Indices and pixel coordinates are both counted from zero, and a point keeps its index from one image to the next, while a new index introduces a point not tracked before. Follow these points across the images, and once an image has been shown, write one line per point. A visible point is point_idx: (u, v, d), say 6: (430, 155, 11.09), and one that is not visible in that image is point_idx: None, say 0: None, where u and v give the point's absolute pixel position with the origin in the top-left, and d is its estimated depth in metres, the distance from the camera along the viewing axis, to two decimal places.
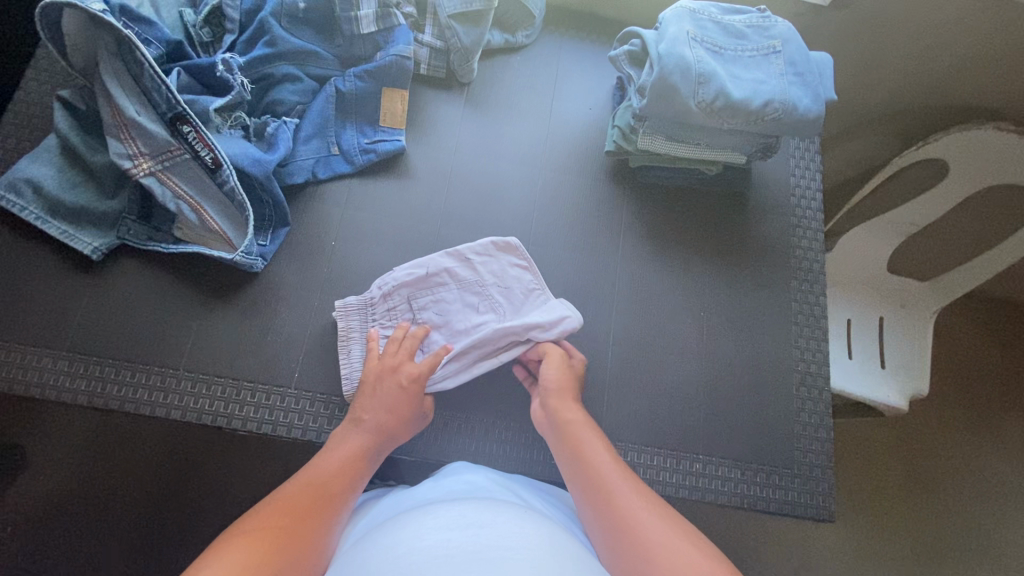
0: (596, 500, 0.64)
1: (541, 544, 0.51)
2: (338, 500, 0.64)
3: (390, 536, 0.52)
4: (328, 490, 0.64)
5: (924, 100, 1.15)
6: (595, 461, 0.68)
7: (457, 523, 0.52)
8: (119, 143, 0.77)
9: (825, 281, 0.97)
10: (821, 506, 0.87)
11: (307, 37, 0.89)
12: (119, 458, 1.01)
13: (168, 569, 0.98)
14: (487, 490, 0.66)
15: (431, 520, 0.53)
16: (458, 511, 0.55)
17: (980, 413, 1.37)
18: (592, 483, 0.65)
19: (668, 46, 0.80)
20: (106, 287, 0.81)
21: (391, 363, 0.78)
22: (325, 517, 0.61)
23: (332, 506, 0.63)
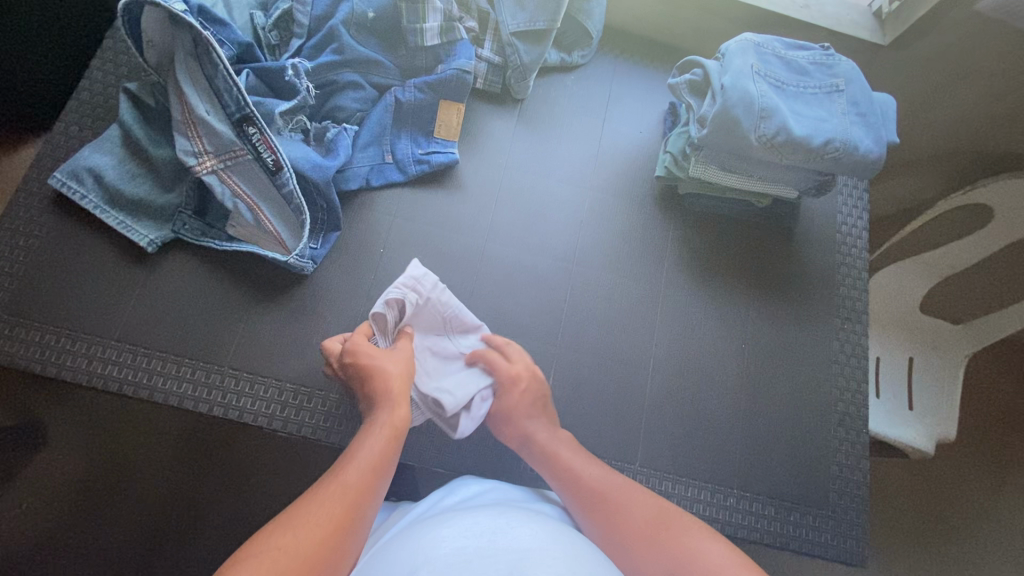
0: (594, 510, 0.66)
1: (562, 552, 0.51)
2: (370, 509, 0.58)
3: (407, 546, 0.52)
4: (360, 496, 0.58)
5: (975, 145, 1.14)
6: (585, 472, 0.70)
7: (472, 531, 0.52)
8: (186, 140, 0.79)
9: (866, 321, 0.96)
10: (853, 550, 0.86)
11: (371, 46, 0.90)
12: (148, 447, 1.02)
13: (190, 561, 0.98)
14: (501, 500, 0.66)
15: (449, 528, 0.53)
16: (476, 518, 0.55)
17: (1009, 462, 1.35)
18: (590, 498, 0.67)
19: (733, 78, 0.80)
20: (157, 279, 0.82)
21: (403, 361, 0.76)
22: (357, 532, 0.55)
23: (365, 514, 0.57)
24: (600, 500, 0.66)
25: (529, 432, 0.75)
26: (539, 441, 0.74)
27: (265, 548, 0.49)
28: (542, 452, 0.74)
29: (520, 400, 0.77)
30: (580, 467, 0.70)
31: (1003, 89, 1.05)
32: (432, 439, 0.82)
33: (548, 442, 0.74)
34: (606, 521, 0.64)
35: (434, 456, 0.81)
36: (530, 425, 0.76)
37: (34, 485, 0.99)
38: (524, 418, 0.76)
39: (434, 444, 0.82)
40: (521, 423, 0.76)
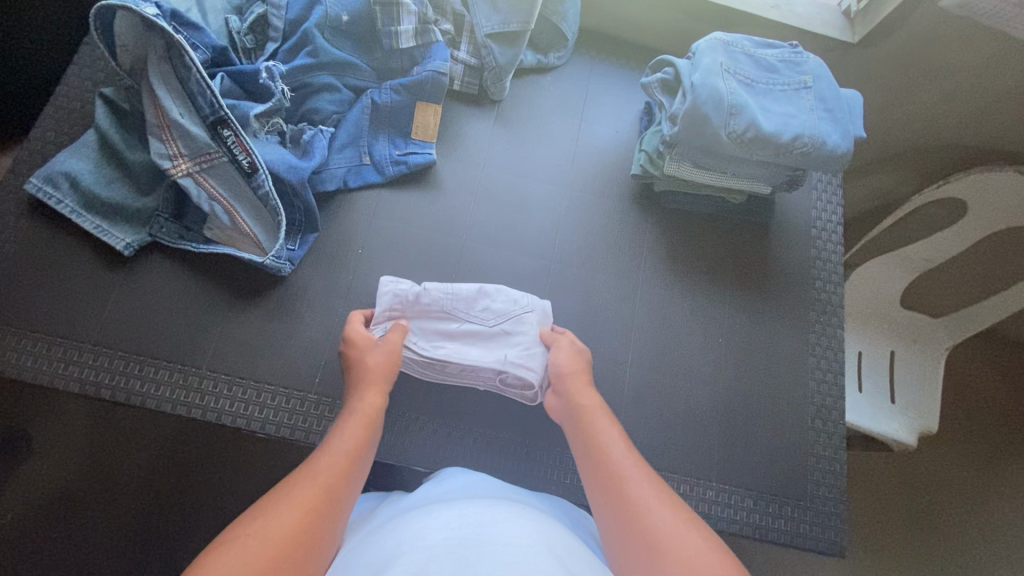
0: (602, 487, 0.63)
1: (545, 543, 0.51)
2: (349, 488, 0.59)
3: (392, 537, 0.52)
4: (337, 476, 0.59)
5: (946, 140, 1.16)
6: (612, 452, 0.67)
7: (456, 523, 0.52)
8: (160, 143, 0.79)
9: (842, 314, 0.98)
10: (832, 541, 0.86)
11: (347, 49, 0.90)
12: (129, 453, 1.01)
13: (172, 568, 0.97)
14: (489, 491, 0.66)
15: (434, 520, 0.53)
16: (462, 510, 0.55)
17: (990, 451, 1.36)
18: (601, 465, 0.66)
19: (702, 76, 0.81)
20: (134, 283, 0.82)
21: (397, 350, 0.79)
22: (339, 509, 0.56)
23: (344, 492, 0.58)
24: (610, 481, 0.63)
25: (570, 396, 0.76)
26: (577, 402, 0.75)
27: (244, 532, 0.50)
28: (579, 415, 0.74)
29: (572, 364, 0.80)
30: (608, 446, 0.68)
31: (973, 84, 1.06)
32: (412, 438, 0.83)
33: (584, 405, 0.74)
34: (611, 501, 0.61)
35: (414, 454, 0.82)
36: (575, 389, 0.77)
37: (12, 494, 0.98)
38: (577, 394, 0.76)
39: (414, 442, 0.83)
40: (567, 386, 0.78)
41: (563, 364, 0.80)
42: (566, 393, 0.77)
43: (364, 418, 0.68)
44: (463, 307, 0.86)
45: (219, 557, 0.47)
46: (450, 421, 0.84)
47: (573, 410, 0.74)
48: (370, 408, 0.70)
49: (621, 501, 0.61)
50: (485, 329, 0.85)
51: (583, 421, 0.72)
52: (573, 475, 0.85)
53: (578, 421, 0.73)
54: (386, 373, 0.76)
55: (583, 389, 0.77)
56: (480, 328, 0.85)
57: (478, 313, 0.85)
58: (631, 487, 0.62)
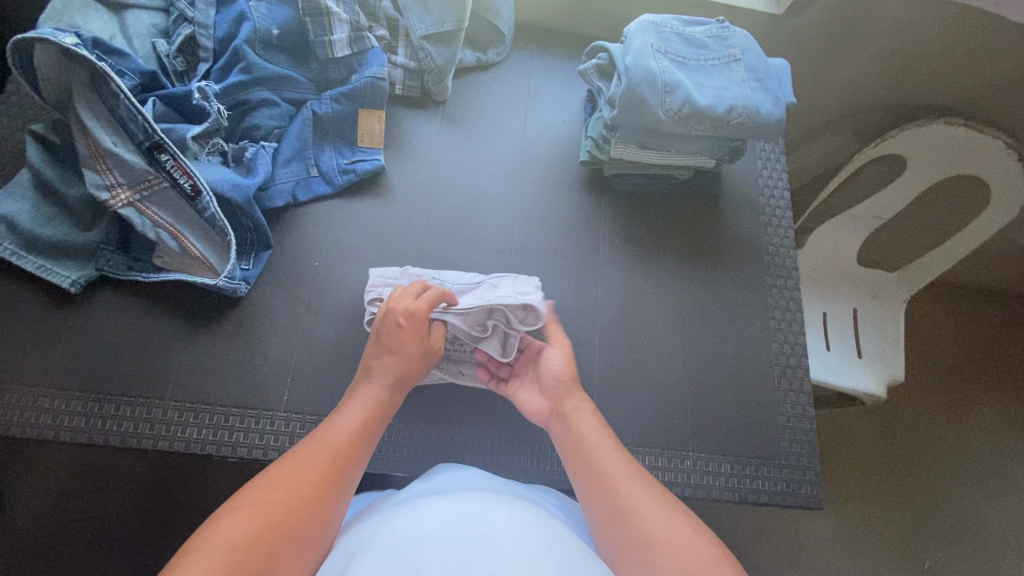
0: (589, 484, 0.64)
1: (533, 533, 0.51)
2: (358, 453, 0.62)
3: (383, 529, 0.52)
4: (342, 448, 0.61)
5: (880, 99, 1.21)
6: (596, 446, 0.67)
7: (452, 515, 0.51)
8: (95, 174, 0.76)
9: (798, 276, 1.01)
10: (809, 495, 0.89)
11: (281, 63, 0.89)
12: (102, 494, 0.98)
13: None
14: (477, 484, 0.66)
15: (425, 512, 0.53)
16: (453, 502, 0.55)
17: (955, 394, 1.42)
18: (587, 467, 0.65)
19: (635, 58, 0.83)
20: (85, 320, 0.80)
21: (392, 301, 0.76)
22: (346, 471, 0.59)
23: (347, 460, 0.60)
24: (598, 481, 0.63)
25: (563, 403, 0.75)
26: (568, 408, 0.74)
27: (246, 497, 0.53)
28: (568, 424, 0.72)
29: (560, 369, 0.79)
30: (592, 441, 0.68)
31: (898, 43, 1.11)
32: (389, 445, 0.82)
33: (574, 411, 0.74)
34: (600, 498, 0.62)
35: (391, 459, 0.82)
36: (567, 398, 0.76)
37: None
38: (570, 398, 0.76)
39: (390, 449, 0.83)
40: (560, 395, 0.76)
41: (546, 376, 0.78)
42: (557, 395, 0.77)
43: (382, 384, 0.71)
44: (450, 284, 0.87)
45: (222, 521, 0.50)
46: (425, 424, 0.85)
47: (560, 409, 0.75)
48: (388, 369, 0.73)
49: (610, 497, 0.61)
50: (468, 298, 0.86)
51: (571, 422, 0.72)
52: (554, 462, 0.85)
53: (562, 419, 0.73)
54: (416, 347, 0.74)
55: (570, 395, 0.76)
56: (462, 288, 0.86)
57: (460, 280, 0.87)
58: (620, 483, 0.62)
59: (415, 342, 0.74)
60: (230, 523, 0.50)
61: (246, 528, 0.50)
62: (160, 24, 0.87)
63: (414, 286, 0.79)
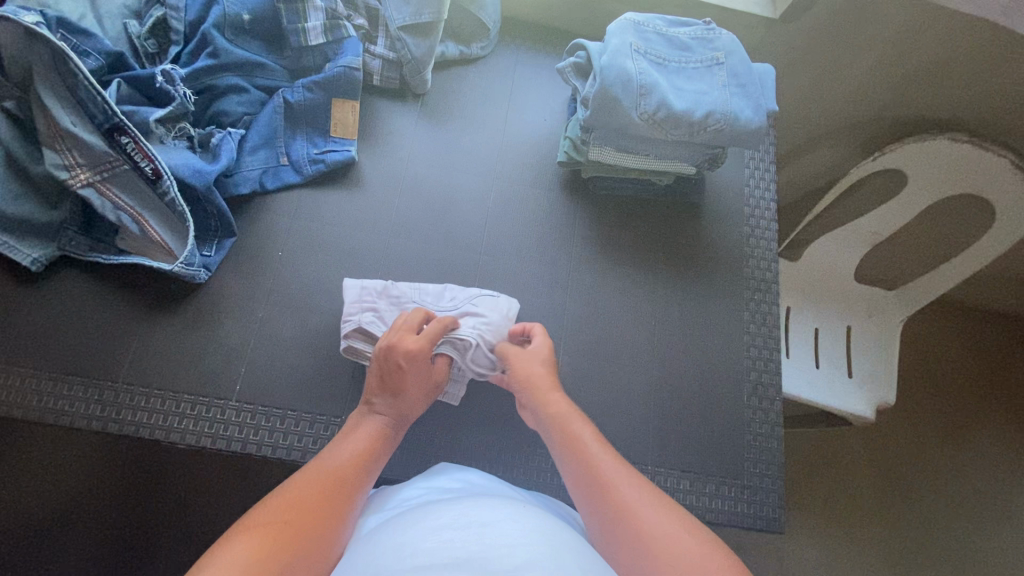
0: (586, 490, 0.62)
1: (544, 537, 0.49)
2: (359, 483, 0.62)
3: (394, 539, 0.50)
4: (344, 478, 0.61)
5: (882, 111, 1.16)
6: (593, 454, 0.65)
7: (460, 523, 0.49)
8: (55, 154, 0.76)
9: (777, 290, 0.98)
10: (770, 517, 0.86)
11: (254, 49, 0.88)
12: (55, 474, 0.96)
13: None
14: (484, 489, 0.64)
15: (434, 520, 0.51)
16: (462, 509, 0.53)
17: (947, 419, 1.37)
18: (583, 472, 0.63)
19: (610, 58, 0.80)
20: (44, 298, 0.80)
21: (392, 339, 0.75)
22: (348, 500, 0.59)
23: (347, 496, 0.60)
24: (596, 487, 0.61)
25: (546, 403, 0.73)
26: (552, 409, 0.72)
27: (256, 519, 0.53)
28: (557, 425, 0.70)
29: (533, 366, 0.77)
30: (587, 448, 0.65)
31: (900, 52, 1.06)
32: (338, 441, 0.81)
33: (558, 412, 0.71)
34: (600, 506, 0.59)
35: None
36: (549, 397, 0.73)
37: None
38: (550, 393, 0.74)
39: None
40: (542, 393, 0.74)
41: (528, 372, 0.77)
42: (530, 395, 0.75)
43: (388, 416, 0.71)
44: (429, 297, 0.86)
45: (234, 538, 0.49)
46: None
47: (547, 409, 0.72)
48: (389, 408, 0.72)
49: (609, 505, 0.59)
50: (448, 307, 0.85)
51: (559, 424, 0.70)
52: (508, 467, 0.84)
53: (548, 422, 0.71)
54: (416, 386, 0.74)
55: (549, 389, 0.75)
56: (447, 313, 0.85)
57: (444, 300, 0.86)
58: (620, 489, 0.60)
59: (415, 379, 0.74)
60: (241, 539, 0.49)
61: (255, 546, 0.49)
62: (133, 5, 0.86)
63: (416, 317, 0.79)
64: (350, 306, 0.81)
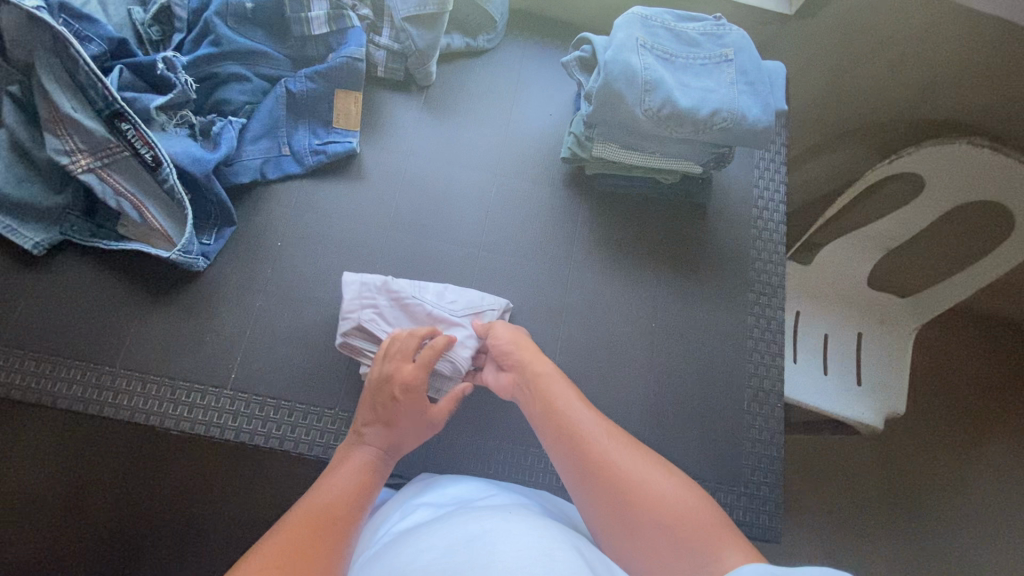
0: (574, 455, 0.64)
1: (537, 531, 0.51)
2: (351, 521, 0.60)
3: (389, 564, 0.51)
4: (336, 517, 0.59)
5: (900, 113, 1.12)
6: (572, 411, 0.68)
7: (451, 537, 0.51)
8: (55, 139, 0.76)
9: (783, 294, 0.95)
10: (768, 526, 0.84)
11: (257, 37, 0.88)
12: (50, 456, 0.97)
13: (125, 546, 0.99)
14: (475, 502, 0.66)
15: (425, 540, 0.52)
16: (452, 523, 0.54)
17: (959, 431, 1.33)
18: (568, 438, 0.66)
19: (615, 53, 0.78)
20: (45, 282, 0.81)
21: (387, 370, 0.74)
22: (340, 539, 0.57)
23: (341, 535, 0.57)
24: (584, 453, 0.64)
25: (527, 368, 0.74)
26: (535, 373, 0.73)
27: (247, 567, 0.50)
28: (538, 393, 0.71)
29: (513, 339, 0.78)
30: (566, 408, 0.68)
31: (920, 53, 1.02)
32: (330, 434, 0.80)
33: (541, 376, 0.73)
34: (586, 470, 0.63)
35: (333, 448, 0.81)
36: (529, 363, 0.75)
37: None
38: (530, 359, 0.75)
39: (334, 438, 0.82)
40: (522, 360, 0.75)
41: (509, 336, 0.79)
42: (516, 360, 0.76)
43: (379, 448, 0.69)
44: (432, 298, 0.84)
45: None
46: None
47: (529, 377, 0.73)
48: (380, 438, 0.70)
49: (595, 467, 0.63)
50: (453, 319, 0.84)
51: (539, 391, 0.71)
52: (501, 466, 0.83)
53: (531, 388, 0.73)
54: (410, 417, 0.72)
55: (529, 354, 0.76)
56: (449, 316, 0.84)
57: (447, 303, 0.84)
58: (597, 439, 0.65)
59: (408, 411, 0.71)
60: None
61: None
62: None
63: (412, 342, 0.76)
64: (352, 303, 0.81)
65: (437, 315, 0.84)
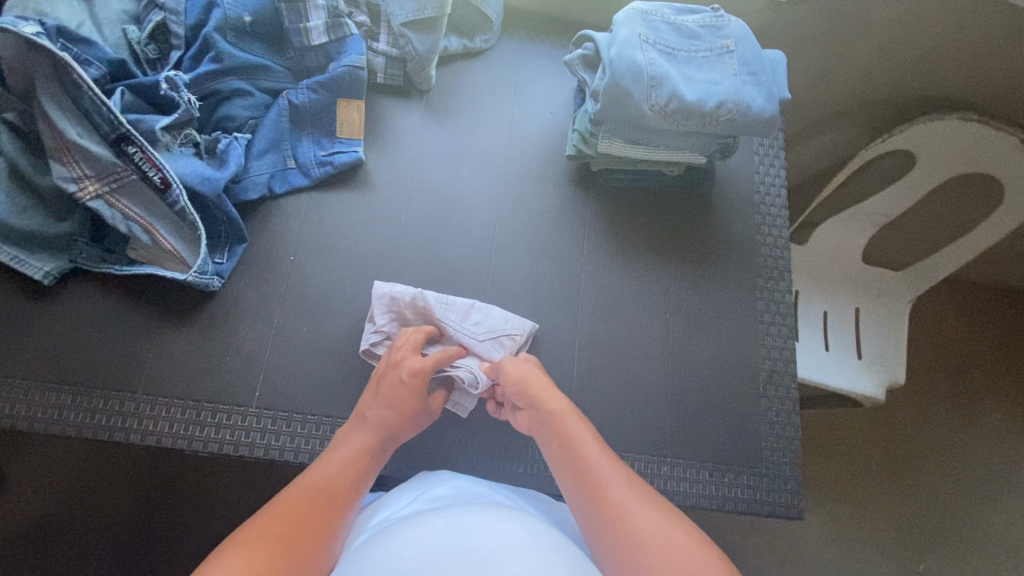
0: (585, 495, 0.62)
1: (534, 542, 0.50)
2: (345, 500, 0.62)
3: (382, 548, 0.51)
4: (330, 496, 0.62)
5: (890, 92, 1.15)
6: (581, 447, 0.67)
7: (447, 530, 0.50)
8: (62, 167, 0.75)
9: (790, 277, 0.97)
10: (790, 504, 0.87)
11: (256, 51, 0.87)
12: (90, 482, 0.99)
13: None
14: (466, 495, 0.66)
15: (421, 529, 0.52)
16: (449, 516, 0.54)
17: (958, 396, 1.38)
18: (584, 478, 0.64)
19: (619, 50, 0.79)
20: (58, 311, 0.80)
21: (395, 357, 0.77)
22: (333, 518, 0.60)
23: (335, 514, 0.60)
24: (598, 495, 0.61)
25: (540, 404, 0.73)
26: (548, 410, 0.72)
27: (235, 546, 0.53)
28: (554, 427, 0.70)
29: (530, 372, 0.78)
30: (576, 442, 0.67)
31: (908, 32, 1.05)
32: None
33: (556, 412, 0.72)
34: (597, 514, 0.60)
35: None
36: (542, 398, 0.74)
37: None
38: (545, 397, 0.74)
39: None
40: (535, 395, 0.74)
41: (518, 374, 0.77)
42: (529, 399, 0.75)
43: (384, 425, 0.71)
44: (456, 318, 0.85)
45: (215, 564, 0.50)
46: None
47: (544, 414, 0.72)
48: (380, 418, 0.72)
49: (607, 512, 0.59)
50: (474, 343, 0.84)
51: (555, 425, 0.70)
52: (530, 464, 0.84)
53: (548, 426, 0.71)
54: (411, 407, 0.73)
55: (543, 388, 0.75)
56: (470, 341, 0.84)
57: (469, 327, 0.85)
58: (604, 476, 0.63)
59: (409, 402, 0.73)
60: (226, 561, 0.50)
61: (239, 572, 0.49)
62: (131, 10, 0.84)
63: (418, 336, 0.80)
64: (382, 316, 0.83)
65: (459, 336, 0.84)
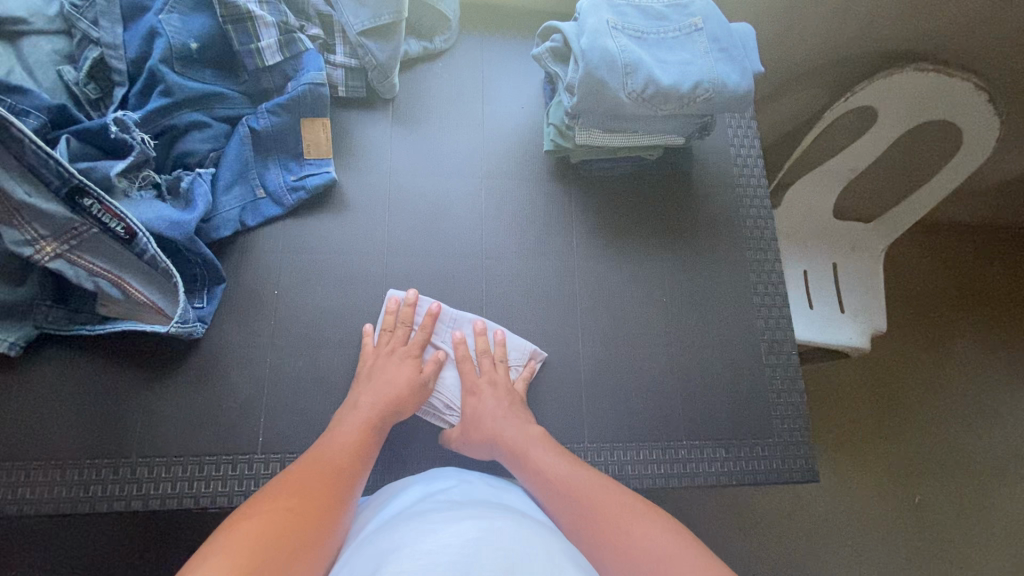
0: (563, 507, 0.66)
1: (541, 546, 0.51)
2: (352, 472, 0.66)
3: (393, 540, 0.51)
4: (337, 466, 0.66)
5: (849, 50, 1.16)
6: (552, 467, 0.71)
7: (456, 528, 0.51)
8: (12, 231, 0.69)
9: (777, 246, 0.98)
10: (804, 469, 0.89)
11: (207, 78, 0.82)
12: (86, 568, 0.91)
13: None
14: (471, 488, 0.66)
15: (431, 524, 0.52)
16: (456, 516, 0.54)
17: (938, 336, 1.44)
18: (562, 493, 0.67)
19: (590, 40, 0.77)
20: (32, 382, 0.75)
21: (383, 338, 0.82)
22: (341, 486, 0.63)
23: (344, 485, 0.64)
24: (578, 505, 0.65)
25: (497, 432, 0.77)
26: (508, 438, 0.76)
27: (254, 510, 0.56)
28: (516, 452, 0.75)
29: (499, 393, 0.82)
30: (548, 463, 0.71)
31: None
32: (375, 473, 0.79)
33: (516, 439, 0.76)
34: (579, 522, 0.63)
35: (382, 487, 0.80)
36: (498, 425, 0.78)
37: None
38: (504, 422, 0.78)
39: (377, 476, 0.80)
40: (490, 424, 0.78)
41: (480, 411, 0.80)
42: (485, 435, 0.78)
43: (383, 401, 0.76)
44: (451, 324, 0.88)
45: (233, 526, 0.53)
46: (410, 443, 0.82)
47: (503, 443, 0.76)
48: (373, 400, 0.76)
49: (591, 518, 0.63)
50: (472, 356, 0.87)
51: (521, 450, 0.74)
52: None
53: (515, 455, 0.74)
54: (408, 384, 0.79)
55: (503, 412, 0.79)
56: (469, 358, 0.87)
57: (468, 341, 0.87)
58: (596, 497, 0.65)
59: (399, 407, 0.77)
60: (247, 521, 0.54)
61: (259, 530, 0.53)
62: (63, 49, 0.78)
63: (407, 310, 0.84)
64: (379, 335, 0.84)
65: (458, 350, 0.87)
